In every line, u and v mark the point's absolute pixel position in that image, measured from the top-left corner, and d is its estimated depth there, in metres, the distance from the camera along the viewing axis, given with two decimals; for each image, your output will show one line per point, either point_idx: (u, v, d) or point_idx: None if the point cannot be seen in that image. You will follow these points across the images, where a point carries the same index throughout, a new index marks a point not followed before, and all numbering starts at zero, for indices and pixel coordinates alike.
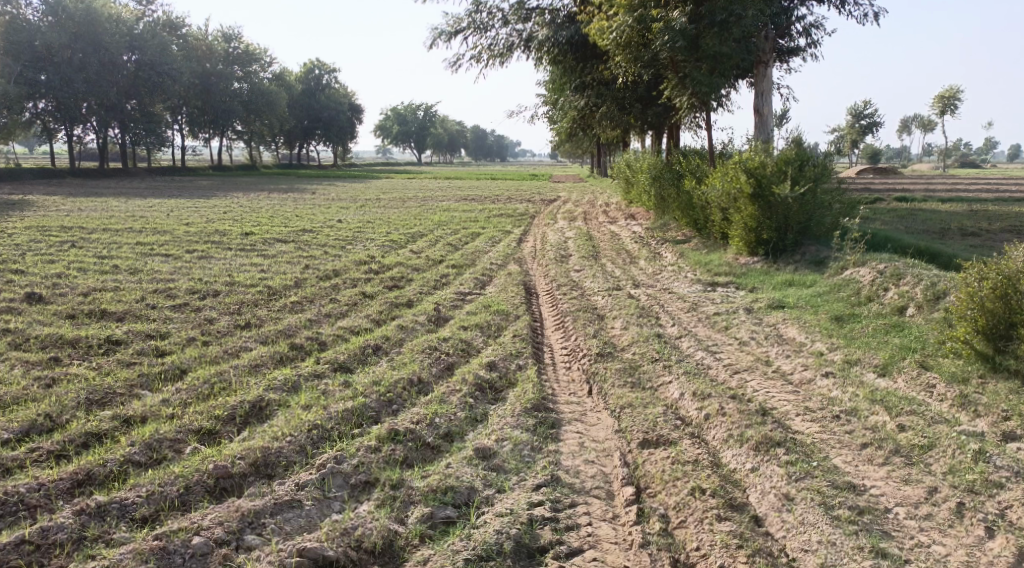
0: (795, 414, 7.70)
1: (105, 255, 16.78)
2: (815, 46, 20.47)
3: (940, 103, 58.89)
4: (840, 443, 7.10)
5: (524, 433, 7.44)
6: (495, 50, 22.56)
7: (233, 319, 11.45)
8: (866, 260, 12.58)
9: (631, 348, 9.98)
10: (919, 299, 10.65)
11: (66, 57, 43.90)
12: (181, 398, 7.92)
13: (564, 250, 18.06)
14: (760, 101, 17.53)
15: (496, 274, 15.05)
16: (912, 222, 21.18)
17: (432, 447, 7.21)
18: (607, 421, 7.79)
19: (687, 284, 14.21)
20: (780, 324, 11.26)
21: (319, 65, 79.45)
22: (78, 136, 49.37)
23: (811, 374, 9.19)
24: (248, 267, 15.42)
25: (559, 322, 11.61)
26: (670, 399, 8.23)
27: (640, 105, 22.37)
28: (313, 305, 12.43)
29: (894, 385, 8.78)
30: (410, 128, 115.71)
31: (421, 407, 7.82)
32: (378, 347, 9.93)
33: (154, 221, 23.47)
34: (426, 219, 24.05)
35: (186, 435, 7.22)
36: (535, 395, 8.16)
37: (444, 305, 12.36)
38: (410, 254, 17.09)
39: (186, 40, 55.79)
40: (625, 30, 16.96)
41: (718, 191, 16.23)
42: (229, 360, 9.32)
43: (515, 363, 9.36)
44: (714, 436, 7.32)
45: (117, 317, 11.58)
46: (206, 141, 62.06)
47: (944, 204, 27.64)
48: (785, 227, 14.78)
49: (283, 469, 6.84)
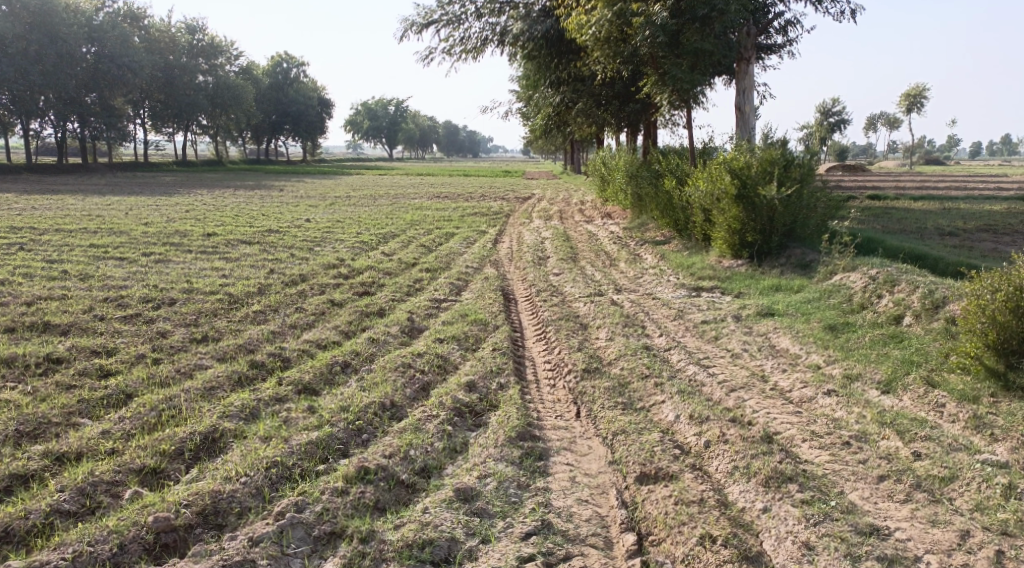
0: (802, 440, 7.12)
1: (55, 259, 15.87)
2: (793, 42, 20.02)
3: (906, 101, 58.99)
4: (855, 475, 6.55)
5: (509, 467, 6.79)
6: (467, 44, 21.88)
7: (188, 331, 10.66)
8: (857, 265, 12.02)
9: (619, 363, 9.32)
10: (917, 308, 10.08)
11: (21, 48, 42.43)
12: (123, 430, 7.20)
13: (541, 250, 17.43)
14: (741, 99, 16.95)
15: (472, 279, 14.35)
16: (890, 221, 20.78)
17: (408, 486, 6.54)
18: (599, 451, 7.16)
19: (670, 289, 13.59)
20: (772, 333, 10.67)
21: (287, 58, 78.10)
22: (36, 131, 47.92)
23: (812, 391, 8.61)
24: (208, 271, 14.63)
25: (540, 332, 10.94)
26: (664, 423, 7.61)
27: (618, 102, 21.98)
28: (277, 316, 11.67)
29: (899, 403, 8.23)
30: (381, 123, 114.54)
31: (394, 437, 7.13)
32: (347, 364, 9.21)
33: (111, 220, 22.53)
34: (397, 218, 23.31)
35: (126, 477, 6.48)
36: (519, 421, 7.48)
37: (418, 314, 11.65)
38: (382, 256, 16.36)
39: (148, 31, 54.34)
40: (604, 24, 16.28)
41: (700, 192, 15.61)
42: (181, 382, 8.56)
43: (495, 382, 8.65)
44: (716, 469, 6.75)
45: (62, 331, 10.76)
46: (170, 136, 60.70)
47: (918, 202, 27.31)
48: (770, 230, 14.18)
49: (236, 517, 6.13)
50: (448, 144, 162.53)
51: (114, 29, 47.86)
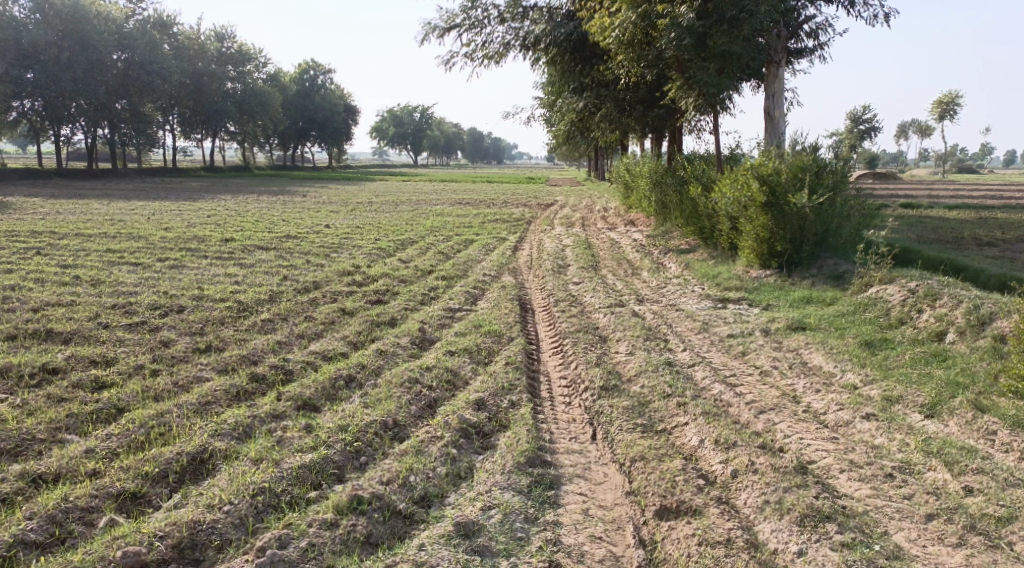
0: (838, 471, 6.53)
1: (69, 263, 15.53)
2: (824, 47, 19.33)
3: (939, 108, 57.71)
4: (900, 514, 5.99)
5: (517, 497, 6.27)
6: (490, 49, 21.39)
7: (192, 341, 10.22)
8: (895, 277, 11.33)
9: (639, 380, 8.72)
10: (961, 324, 9.41)
11: (53, 55, 42.63)
12: (108, 448, 6.73)
13: (562, 259, 16.86)
14: (770, 103, 16.29)
15: (489, 288, 13.82)
16: (924, 231, 20.00)
17: (405, 517, 6.05)
18: (615, 479, 6.61)
19: (695, 300, 12.99)
20: (803, 349, 10.04)
21: (314, 65, 78.05)
22: (65, 137, 48.10)
23: (848, 415, 8.00)
24: (220, 278, 14.22)
25: (556, 345, 10.38)
26: (687, 447, 7.04)
27: (641, 107, 21.05)
28: (285, 325, 11.18)
29: (944, 429, 7.64)
30: (406, 130, 114.52)
31: (394, 460, 6.63)
32: (351, 378, 8.69)
33: (132, 225, 22.26)
34: (418, 224, 22.87)
35: (103, 502, 6.05)
36: (530, 444, 6.93)
37: (431, 324, 11.13)
38: (398, 263, 15.88)
39: (177, 38, 54.40)
40: (627, 26, 15.72)
41: (726, 199, 14.94)
42: (177, 396, 8.09)
43: (507, 400, 8.10)
44: (745, 503, 6.19)
45: (64, 339, 10.35)
46: (198, 142, 60.90)
47: (953, 211, 26.43)
48: (800, 239, 13.54)
49: (215, 552, 5.72)
50: (472, 151, 162.53)
51: (144, 36, 47.86)
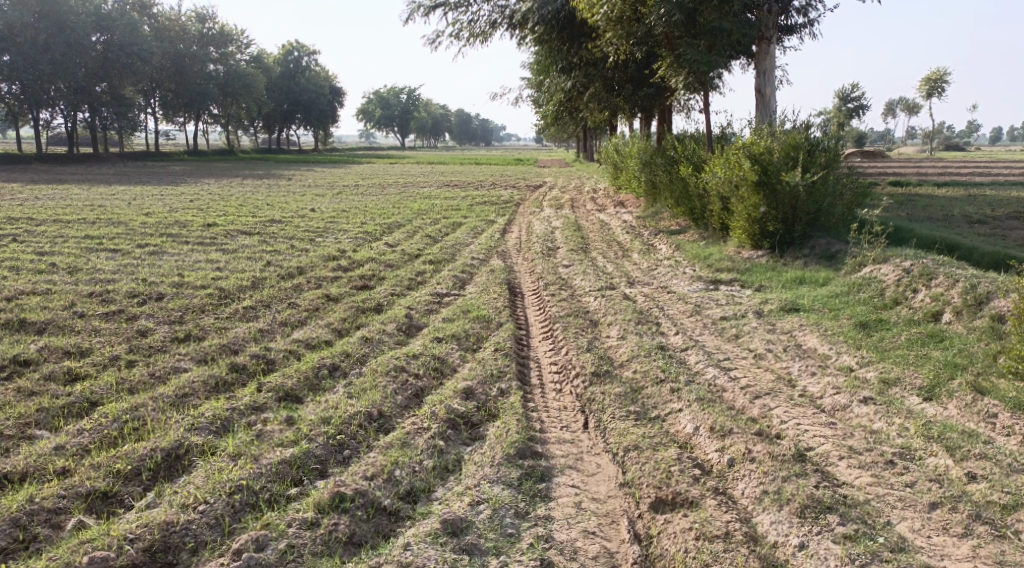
0: (838, 458, 6.33)
1: (46, 250, 15.18)
2: (813, 23, 19.07)
3: (927, 86, 57.58)
4: (903, 502, 5.80)
5: (507, 491, 6.05)
6: (476, 28, 21.02)
7: (171, 330, 9.92)
8: (889, 256, 11.12)
9: (631, 365, 8.51)
10: (958, 303, 9.21)
11: (29, 37, 41.84)
12: (79, 444, 6.48)
13: (551, 241, 16.62)
14: (761, 81, 16.05)
15: (477, 271, 13.56)
16: (914, 209, 19.82)
17: (391, 514, 5.85)
18: (608, 470, 6.39)
19: (686, 282, 12.76)
20: (798, 331, 9.83)
21: (298, 47, 77.12)
22: (45, 121, 47.38)
23: (846, 398, 7.81)
24: (202, 264, 13.91)
25: (546, 330, 10.15)
26: (682, 435, 6.85)
27: (631, 86, 20.92)
28: (268, 312, 10.89)
29: (944, 412, 7.48)
30: (393, 112, 113.77)
31: (379, 454, 6.41)
32: (335, 367, 8.44)
33: (113, 210, 21.87)
34: (404, 207, 22.57)
35: (71, 503, 5.82)
36: (520, 435, 6.72)
37: (417, 310, 10.88)
38: (385, 247, 15.60)
39: (158, 19, 53.51)
40: (615, 3, 15.44)
41: (717, 178, 14.69)
42: (153, 388, 7.81)
43: (496, 388, 7.87)
44: (742, 494, 5.99)
45: (38, 329, 10.04)
46: (182, 125, 60.20)
47: (942, 189, 26.29)
48: (792, 218, 13.33)
49: (189, 555, 5.49)
50: (460, 133, 161.91)
51: (122, 17, 47.07)
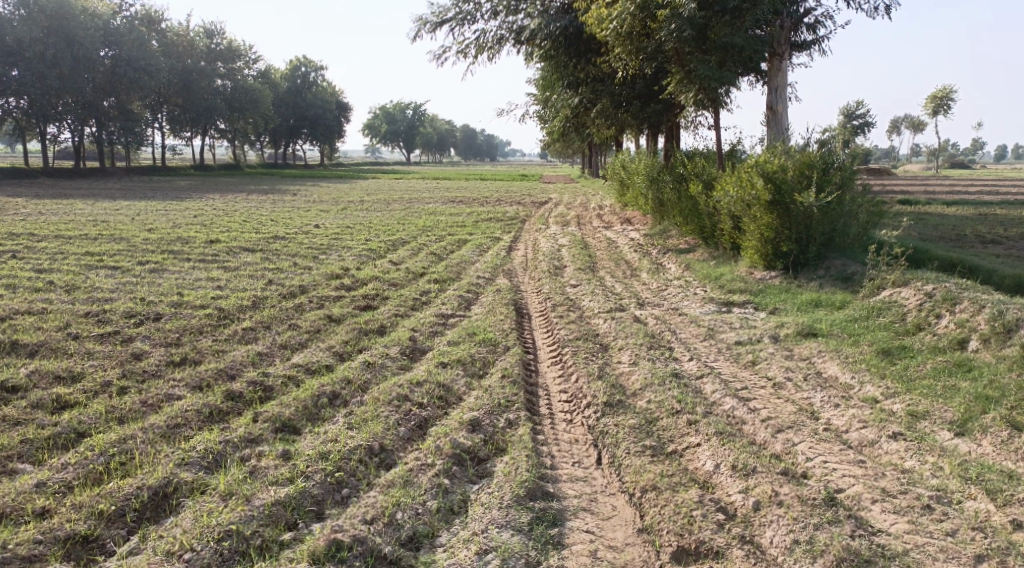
0: (870, 500, 6.14)
1: (45, 268, 14.83)
2: (823, 40, 18.72)
3: (933, 104, 57.27)
4: (945, 554, 5.66)
5: (516, 537, 5.90)
6: (482, 44, 20.74)
7: (167, 352, 9.53)
8: (909, 280, 10.68)
9: (646, 394, 8.08)
10: (986, 330, 8.79)
11: (38, 52, 41.61)
12: (62, 481, 6.27)
13: (558, 259, 16.27)
14: (773, 98, 15.68)
15: (483, 291, 13.19)
16: (926, 228, 19.49)
17: (391, 562, 5.72)
18: (625, 514, 6.23)
19: (698, 304, 12.37)
20: (816, 358, 9.42)
21: (306, 62, 77.25)
22: (52, 136, 47.26)
23: (873, 433, 7.44)
24: (203, 282, 13.56)
25: (555, 354, 9.77)
26: (701, 473, 6.56)
27: (639, 102, 20.30)
28: (267, 334, 10.51)
29: (978, 449, 7.10)
30: (399, 127, 113.62)
31: (380, 493, 6.24)
32: (335, 395, 8.01)
33: (115, 226, 21.55)
34: (410, 223, 22.24)
35: (48, 549, 5.72)
36: (530, 473, 6.50)
37: (422, 332, 10.51)
38: (389, 265, 15.26)
39: (165, 34, 53.35)
40: (625, 18, 15.10)
41: (729, 197, 14.27)
42: (144, 418, 7.42)
43: (503, 419, 7.47)
44: (771, 542, 5.83)
45: (30, 351, 9.67)
46: (188, 139, 60.02)
47: (951, 207, 25.98)
48: (807, 239, 12.92)
49: None
50: (465, 148, 161.91)
51: (130, 32, 46.88)
